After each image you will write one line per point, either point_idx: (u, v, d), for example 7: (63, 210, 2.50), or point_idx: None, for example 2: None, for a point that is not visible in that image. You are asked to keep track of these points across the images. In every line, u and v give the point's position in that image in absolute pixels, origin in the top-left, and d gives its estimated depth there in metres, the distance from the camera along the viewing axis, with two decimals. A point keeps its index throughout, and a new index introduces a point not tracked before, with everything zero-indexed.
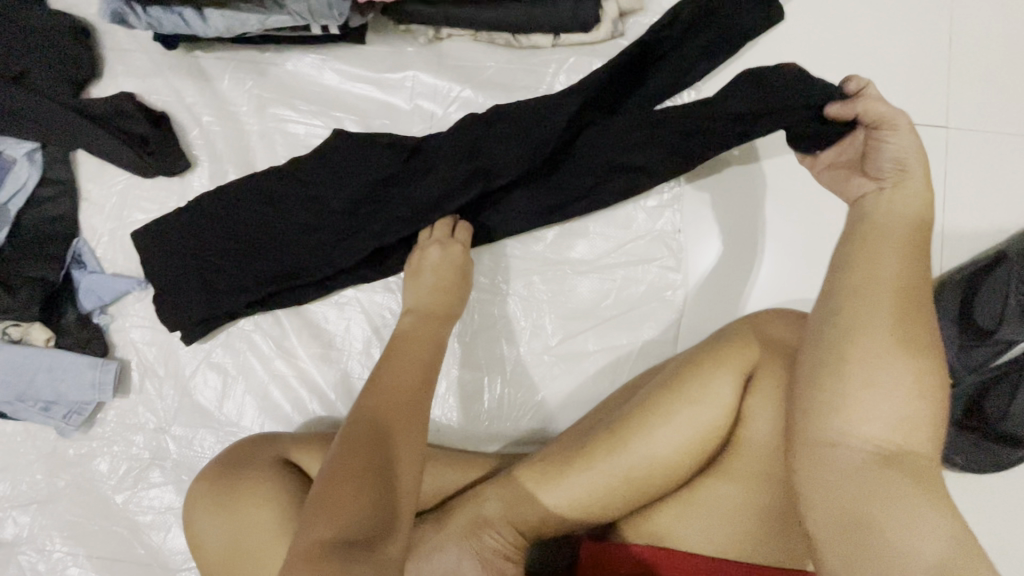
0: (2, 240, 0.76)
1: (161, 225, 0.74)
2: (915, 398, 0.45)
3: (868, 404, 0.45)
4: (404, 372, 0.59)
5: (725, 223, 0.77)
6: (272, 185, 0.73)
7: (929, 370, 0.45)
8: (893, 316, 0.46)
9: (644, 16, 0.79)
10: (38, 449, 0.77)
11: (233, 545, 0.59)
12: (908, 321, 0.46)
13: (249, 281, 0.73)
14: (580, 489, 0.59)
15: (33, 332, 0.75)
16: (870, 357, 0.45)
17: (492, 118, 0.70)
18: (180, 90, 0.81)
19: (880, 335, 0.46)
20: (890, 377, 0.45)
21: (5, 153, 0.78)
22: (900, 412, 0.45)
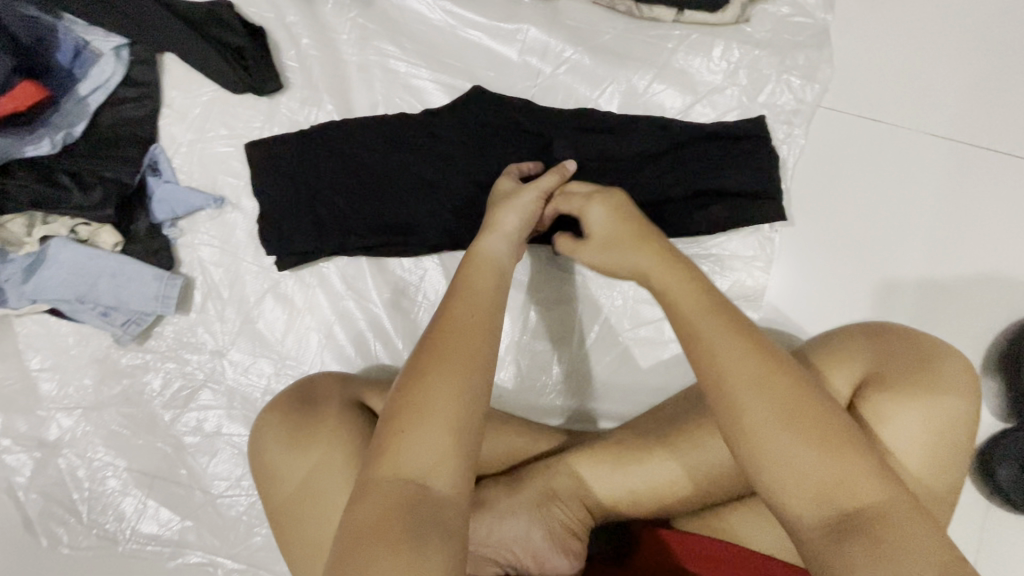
0: (78, 133, 0.74)
1: (275, 150, 0.72)
2: (837, 458, 0.42)
3: (785, 477, 0.42)
4: (466, 320, 0.48)
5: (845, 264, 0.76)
6: (402, 130, 0.72)
7: (803, 409, 0.43)
8: (749, 372, 0.43)
9: (773, 5, 0.76)
10: (90, 353, 0.75)
11: (303, 481, 0.59)
12: (763, 377, 0.43)
13: (359, 222, 0.71)
14: (646, 478, 0.60)
15: (104, 235, 0.72)
16: (768, 436, 0.42)
17: (649, 125, 0.72)
18: (281, 7, 0.77)
19: (763, 410, 0.43)
20: (796, 445, 0.42)
21: (92, 46, 0.75)
22: (821, 472, 0.42)
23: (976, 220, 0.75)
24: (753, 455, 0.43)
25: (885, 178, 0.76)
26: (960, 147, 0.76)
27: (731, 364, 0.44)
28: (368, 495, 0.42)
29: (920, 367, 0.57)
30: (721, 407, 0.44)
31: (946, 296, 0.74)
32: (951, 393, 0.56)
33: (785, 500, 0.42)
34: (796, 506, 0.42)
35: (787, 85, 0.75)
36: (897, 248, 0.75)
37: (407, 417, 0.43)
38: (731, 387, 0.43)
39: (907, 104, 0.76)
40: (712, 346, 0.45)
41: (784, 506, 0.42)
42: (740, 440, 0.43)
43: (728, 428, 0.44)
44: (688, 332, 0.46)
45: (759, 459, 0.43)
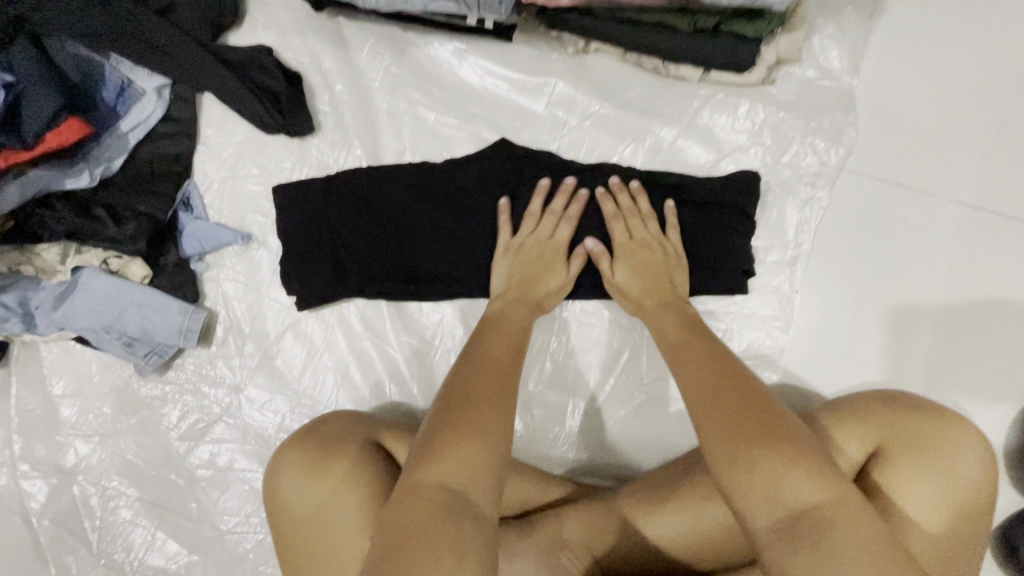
0: (117, 167, 0.76)
1: (303, 192, 0.74)
2: (791, 462, 0.47)
3: (744, 481, 0.48)
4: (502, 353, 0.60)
5: (874, 318, 0.75)
6: (426, 179, 0.73)
7: (758, 420, 0.50)
8: (712, 389, 0.53)
9: (798, 67, 0.77)
10: (111, 382, 0.76)
11: (316, 522, 0.59)
12: (721, 392, 0.53)
13: (381, 268, 0.73)
14: (671, 527, 0.60)
15: (133, 267, 0.75)
16: (729, 437, 0.50)
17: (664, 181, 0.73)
18: (318, 53, 0.80)
19: (729, 425, 0.50)
20: (754, 448, 0.48)
21: (136, 84, 0.78)
22: (778, 474, 0.47)
23: (1001, 289, 0.74)
24: (722, 463, 0.49)
25: (915, 239, 0.75)
26: (986, 214, 0.75)
27: (709, 392, 0.54)
28: (412, 498, 0.46)
29: (925, 424, 0.59)
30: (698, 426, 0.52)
31: (967, 365, 0.73)
32: (958, 452, 0.57)
33: (748, 502, 0.47)
34: (755, 507, 0.47)
35: (811, 147, 0.76)
36: (924, 301, 0.75)
37: (463, 428, 0.49)
38: (698, 405, 0.53)
39: (933, 171, 0.76)
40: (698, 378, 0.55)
41: (746, 508, 0.47)
42: (708, 448, 0.50)
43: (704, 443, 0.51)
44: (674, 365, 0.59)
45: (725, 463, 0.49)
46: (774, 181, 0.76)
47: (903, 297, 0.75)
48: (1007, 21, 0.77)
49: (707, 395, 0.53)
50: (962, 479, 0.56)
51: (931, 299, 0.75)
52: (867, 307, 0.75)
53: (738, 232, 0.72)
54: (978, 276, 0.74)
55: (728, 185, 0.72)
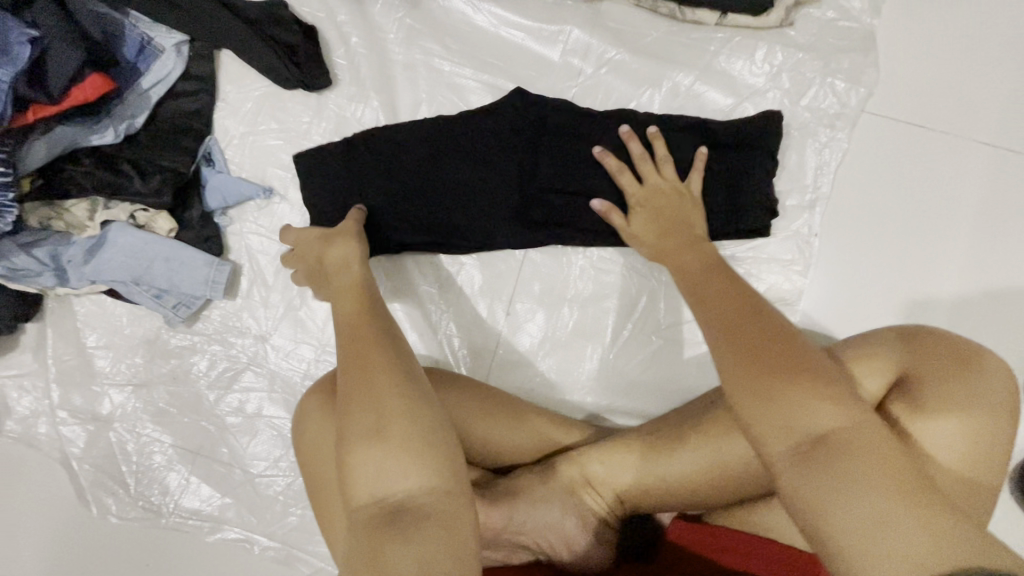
0: (140, 124, 0.78)
1: (322, 153, 0.74)
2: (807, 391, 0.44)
3: (763, 409, 0.44)
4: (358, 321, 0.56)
5: (898, 261, 0.75)
6: (440, 135, 0.74)
7: (774, 349, 0.46)
8: (725, 322, 0.49)
9: (818, 8, 0.75)
10: (142, 334, 0.79)
11: None
12: (736, 325, 0.49)
13: (405, 225, 0.73)
14: (689, 463, 0.60)
15: (160, 221, 0.76)
16: (744, 369, 0.45)
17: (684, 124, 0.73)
18: (332, 6, 0.80)
19: (750, 354, 0.46)
20: (772, 377, 0.45)
21: (155, 42, 0.78)
22: (793, 405, 0.43)
23: (1023, 231, 0.74)
24: (740, 393, 0.45)
25: (940, 180, 0.75)
26: (1011, 155, 0.74)
27: (728, 324, 0.49)
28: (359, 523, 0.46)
29: (948, 360, 0.57)
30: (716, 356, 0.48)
31: (988, 307, 0.73)
32: (981, 387, 0.55)
33: (765, 431, 0.44)
34: (771, 435, 0.44)
35: (832, 90, 0.75)
36: (949, 241, 0.74)
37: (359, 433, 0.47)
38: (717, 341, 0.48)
39: (957, 112, 0.75)
40: (716, 311, 0.50)
41: (763, 438, 0.44)
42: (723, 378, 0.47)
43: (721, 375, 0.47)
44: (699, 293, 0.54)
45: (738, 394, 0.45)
46: (793, 125, 0.75)
47: (926, 239, 0.75)
48: None
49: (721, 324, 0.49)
50: (987, 395, 0.55)
51: (956, 239, 0.74)
52: (889, 250, 0.75)
53: (758, 172, 0.71)
54: (1005, 215, 0.74)
55: (747, 129, 0.72)
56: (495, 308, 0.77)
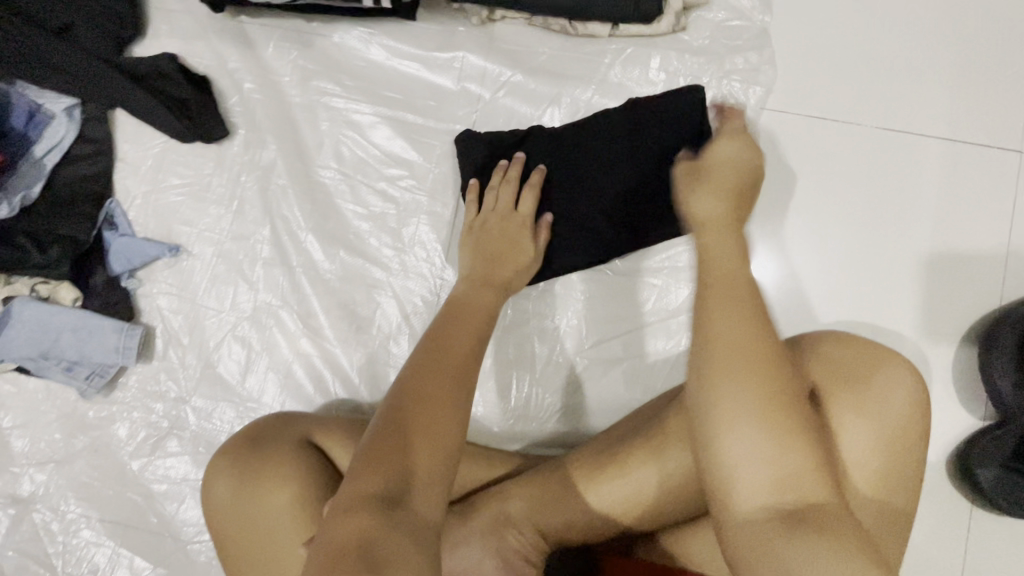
0: (36, 194, 0.76)
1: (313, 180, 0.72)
2: (788, 442, 0.43)
3: (737, 449, 0.43)
4: (466, 342, 0.56)
5: (820, 261, 0.74)
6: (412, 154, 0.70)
7: (772, 384, 0.44)
8: (731, 351, 0.45)
9: (708, 11, 0.75)
10: (59, 408, 0.77)
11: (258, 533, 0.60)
12: (741, 350, 0.45)
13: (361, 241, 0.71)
14: (619, 492, 0.59)
15: (62, 291, 0.74)
16: (732, 403, 0.44)
17: (622, 136, 0.70)
18: (224, 55, 0.79)
19: (740, 392, 0.44)
20: (755, 424, 0.43)
21: (44, 108, 0.77)
22: (777, 458, 0.43)
23: (937, 216, 0.73)
24: (714, 419, 0.44)
25: (854, 175, 0.74)
26: (915, 138, 0.74)
27: (721, 350, 0.46)
28: (350, 514, 0.43)
29: (858, 375, 0.56)
30: (700, 376, 0.46)
31: (910, 299, 0.73)
32: (889, 397, 0.55)
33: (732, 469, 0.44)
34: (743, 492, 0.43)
35: (732, 90, 0.74)
36: (868, 236, 0.74)
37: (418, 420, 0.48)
38: (712, 365, 0.45)
39: (859, 100, 0.75)
40: (724, 323, 0.46)
41: (734, 482, 0.43)
42: (704, 411, 0.45)
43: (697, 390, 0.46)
44: (703, 288, 0.49)
45: (713, 434, 0.44)
46: None
47: (845, 235, 0.74)
48: None
49: (730, 336, 0.46)
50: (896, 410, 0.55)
51: (875, 233, 0.74)
52: (810, 253, 0.74)
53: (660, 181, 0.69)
54: (921, 204, 0.73)
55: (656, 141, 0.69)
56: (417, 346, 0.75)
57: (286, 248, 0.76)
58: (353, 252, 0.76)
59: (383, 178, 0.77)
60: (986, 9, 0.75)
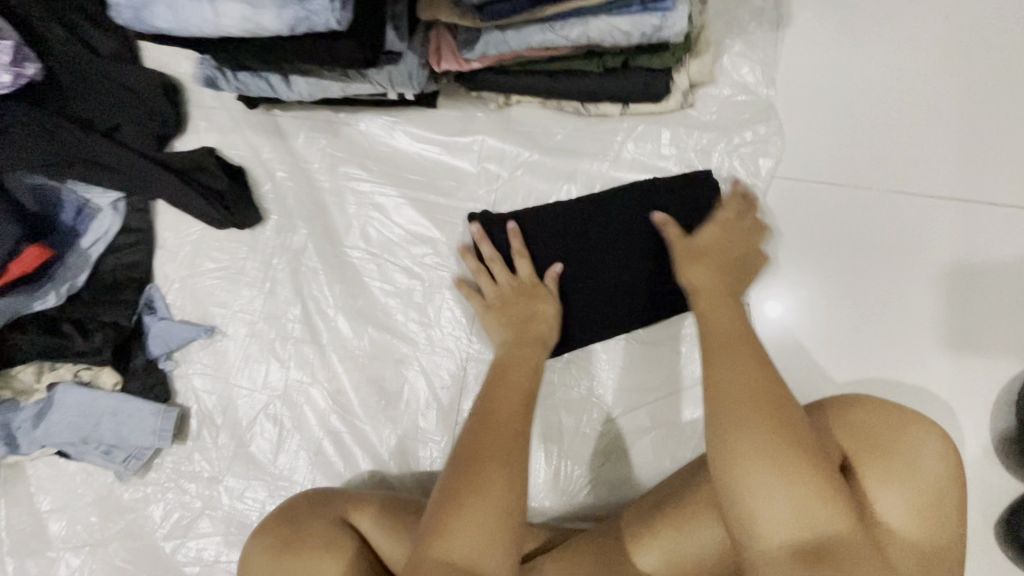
0: (83, 283, 0.80)
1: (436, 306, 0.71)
2: (812, 487, 0.44)
3: (753, 493, 0.45)
4: (513, 403, 0.59)
5: (838, 323, 0.75)
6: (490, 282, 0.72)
7: (783, 435, 0.46)
8: (741, 408, 0.47)
9: (715, 88, 0.79)
10: (95, 491, 0.78)
11: None
12: (747, 403, 0.47)
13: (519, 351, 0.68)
14: (659, 557, 0.60)
15: (104, 375, 0.77)
16: (756, 458, 0.45)
17: (625, 221, 0.72)
18: (258, 146, 0.84)
19: (761, 442, 0.46)
20: (777, 472, 0.44)
21: (92, 203, 0.82)
22: (800, 503, 0.44)
23: (954, 274, 0.75)
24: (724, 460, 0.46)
25: (868, 237, 0.76)
26: (927, 199, 0.76)
27: (728, 403, 0.48)
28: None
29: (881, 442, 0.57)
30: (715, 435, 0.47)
31: (933, 359, 0.73)
32: (919, 463, 0.56)
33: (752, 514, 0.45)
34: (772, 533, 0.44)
35: (741, 160, 0.77)
36: (887, 297, 0.75)
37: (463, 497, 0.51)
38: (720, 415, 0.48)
39: (868, 165, 0.77)
40: (723, 377, 0.49)
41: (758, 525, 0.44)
42: (722, 464, 0.47)
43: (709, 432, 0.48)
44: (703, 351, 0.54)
45: (738, 486, 0.45)
46: None
47: (862, 296, 0.75)
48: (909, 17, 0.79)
49: (734, 390, 0.48)
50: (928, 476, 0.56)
51: (893, 295, 0.75)
52: (827, 315, 0.75)
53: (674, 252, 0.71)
54: (937, 265, 0.75)
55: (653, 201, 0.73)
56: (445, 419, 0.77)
57: (317, 327, 0.79)
58: (381, 328, 0.78)
59: (408, 256, 0.80)
60: (987, 75, 0.77)
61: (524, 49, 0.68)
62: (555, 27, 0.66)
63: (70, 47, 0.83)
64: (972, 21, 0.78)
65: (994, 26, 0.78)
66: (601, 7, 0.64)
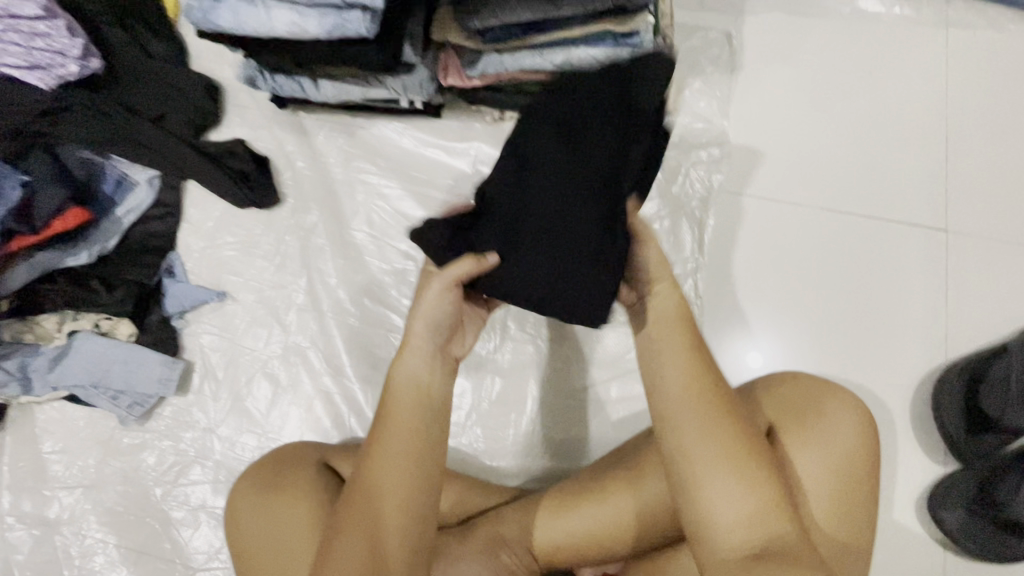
0: (112, 246, 0.89)
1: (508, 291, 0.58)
2: (750, 482, 0.52)
3: (708, 492, 0.52)
4: (412, 419, 0.55)
5: (776, 319, 0.86)
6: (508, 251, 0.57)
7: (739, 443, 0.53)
8: (698, 416, 0.54)
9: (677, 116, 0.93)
10: (96, 435, 0.84)
11: (274, 552, 0.65)
12: (707, 410, 0.54)
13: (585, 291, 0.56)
14: (587, 520, 0.64)
15: (121, 327, 0.85)
16: (705, 466, 0.52)
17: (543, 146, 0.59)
18: (283, 141, 0.97)
19: (708, 449, 0.53)
20: (723, 474, 0.52)
21: (130, 177, 0.93)
22: (747, 500, 0.51)
23: (874, 279, 0.86)
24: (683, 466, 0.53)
25: (801, 247, 0.89)
26: (850, 217, 0.89)
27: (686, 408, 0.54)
28: None
29: (805, 409, 0.63)
30: (677, 444, 0.54)
31: (857, 352, 0.84)
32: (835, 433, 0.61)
33: (707, 511, 0.52)
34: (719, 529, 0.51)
35: (697, 175, 0.90)
36: (816, 298, 0.86)
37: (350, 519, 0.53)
38: (676, 418, 0.54)
39: (801, 186, 0.91)
40: (670, 378, 0.56)
41: (713, 522, 0.52)
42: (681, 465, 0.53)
43: (668, 439, 0.54)
44: (648, 350, 0.59)
45: (692, 487, 0.53)
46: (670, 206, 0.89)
47: (795, 296, 0.87)
48: (837, 73, 0.96)
49: (678, 389, 0.55)
50: (843, 443, 0.61)
51: (822, 297, 0.86)
52: (766, 311, 0.87)
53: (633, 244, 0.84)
54: (860, 272, 0.87)
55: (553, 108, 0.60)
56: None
57: (319, 297, 0.88)
58: (376, 301, 0.88)
59: (405, 241, 0.90)
60: (900, 120, 0.93)
61: (517, 71, 0.84)
62: (544, 54, 0.82)
63: (129, 49, 0.97)
64: (886, 78, 0.95)
65: (908, 85, 0.94)
66: (581, 39, 0.80)
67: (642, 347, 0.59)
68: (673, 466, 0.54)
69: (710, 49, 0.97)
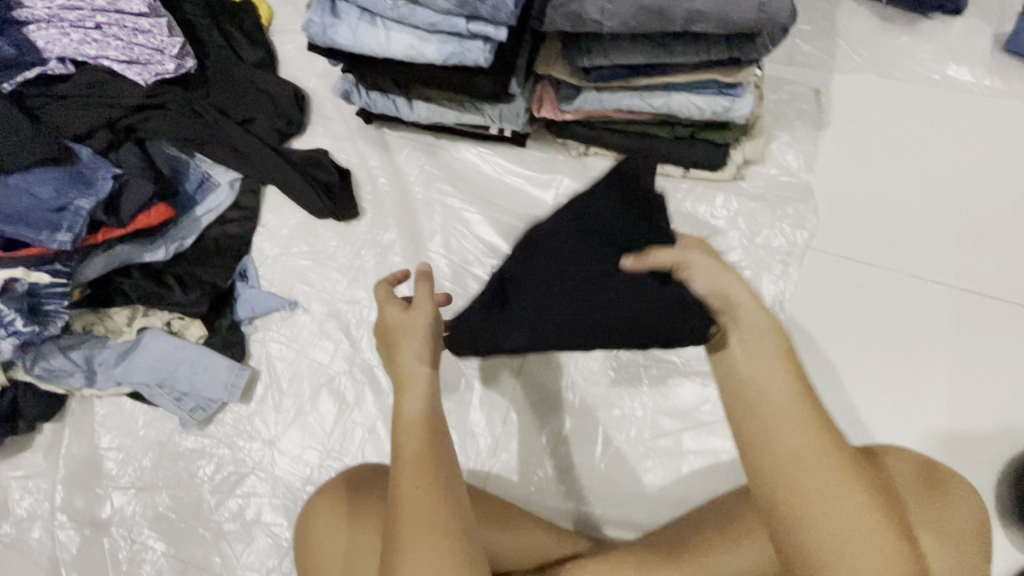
0: (188, 245, 0.88)
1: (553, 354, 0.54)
2: (887, 554, 0.43)
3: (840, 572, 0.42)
4: (421, 449, 0.51)
5: (851, 384, 0.84)
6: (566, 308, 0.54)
7: (873, 509, 0.43)
8: (822, 479, 0.43)
9: (762, 167, 0.93)
10: (154, 436, 0.82)
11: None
12: (813, 468, 0.44)
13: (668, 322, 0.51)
14: None
15: (191, 328, 0.84)
16: (831, 548, 0.42)
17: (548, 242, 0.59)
18: (366, 155, 0.97)
19: (839, 520, 0.43)
20: (857, 550, 0.42)
21: (213, 178, 0.93)
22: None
23: (957, 353, 0.84)
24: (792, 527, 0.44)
25: (881, 311, 0.86)
26: (932, 286, 0.87)
27: (802, 473, 0.44)
28: None
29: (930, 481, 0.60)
30: (796, 517, 0.44)
31: (935, 427, 0.81)
32: (959, 515, 0.58)
33: None
34: None
35: (780, 227, 0.90)
36: (895, 367, 0.84)
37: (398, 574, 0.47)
38: (791, 482, 0.44)
39: (883, 249, 0.89)
40: (780, 435, 0.45)
41: None
42: (803, 542, 0.43)
43: (783, 514, 0.44)
44: (752, 399, 0.46)
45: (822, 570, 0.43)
46: (751, 258, 0.89)
47: (871, 362, 0.85)
48: (928, 138, 0.95)
49: (801, 446, 0.44)
50: (965, 520, 0.58)
51: (901, 366, 0.84)
52: (841, 374, 0.85)
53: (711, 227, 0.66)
54: (940, 345, 0.84)
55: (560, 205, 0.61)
56: (494, 419, 0.84)
57: None
58: None
59: (482, 267, 0.90)
60: (990, 192, 0.91)
61: (613, 110, 0.83)
62: (644, 96, 0.81)
63: (223, 52, 0.98)
64: (976, 148, 0.94)
65: (1003, 156, 0.93)
66: (683, 86, 0.79)
67: (737, 389, 0.47)
68: (789, 544, 0.44)
69: (801, 104, 0.97)
